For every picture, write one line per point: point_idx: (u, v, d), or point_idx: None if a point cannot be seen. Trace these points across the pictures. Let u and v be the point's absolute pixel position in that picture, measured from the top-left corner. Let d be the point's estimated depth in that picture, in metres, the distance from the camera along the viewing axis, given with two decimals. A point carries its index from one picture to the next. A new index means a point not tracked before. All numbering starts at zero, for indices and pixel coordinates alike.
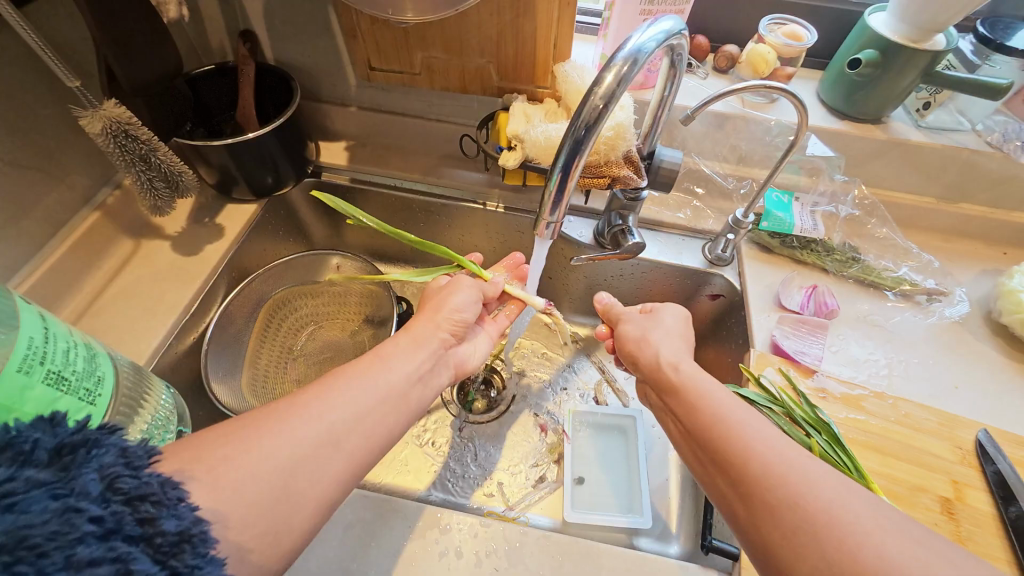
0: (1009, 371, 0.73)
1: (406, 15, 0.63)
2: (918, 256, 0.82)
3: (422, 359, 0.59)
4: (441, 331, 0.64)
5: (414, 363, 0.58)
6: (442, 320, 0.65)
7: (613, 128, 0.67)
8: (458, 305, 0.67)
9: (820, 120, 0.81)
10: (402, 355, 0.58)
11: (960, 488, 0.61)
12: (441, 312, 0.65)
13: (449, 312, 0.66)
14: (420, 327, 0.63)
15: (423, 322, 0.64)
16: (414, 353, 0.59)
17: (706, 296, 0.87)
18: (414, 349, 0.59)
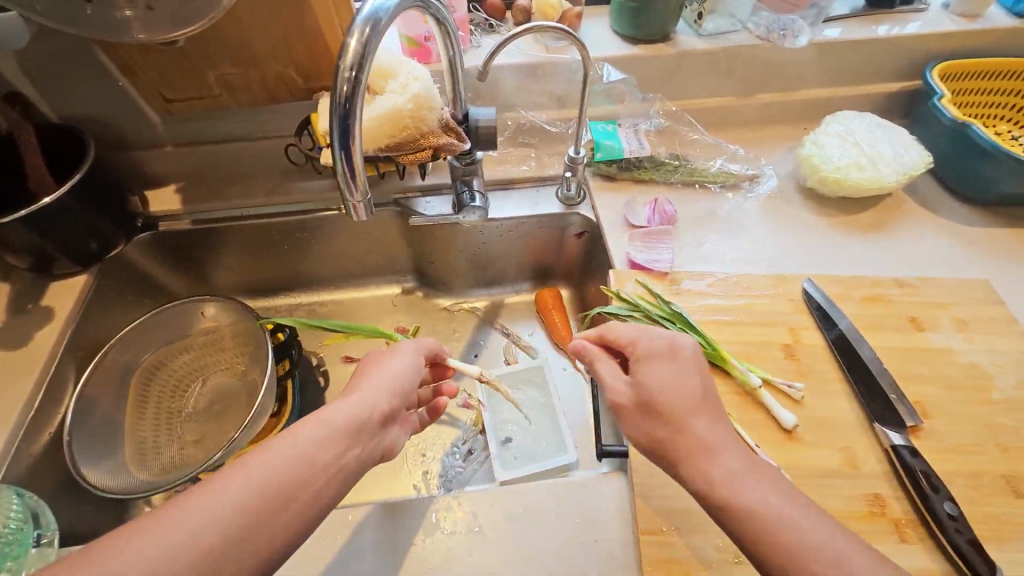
0: (821, 227, 0.85)
1: (135, 34, 0.58)
2: (725, 149, 0.92)
3: (348, 430, 0.51)
4: (374, 403, 0.54)
5: (332, 450, 0.49)
6: (379, 387, 0.56)
7: (411, 100, 0.65)
8: (393, 379, 0.57)
9: (616, 49, 0.87)
10: (318, 424, 0.50)
11: (797, 332, 0.70)
12: (377, 381, 0.57)
13: (382, 375, 0.57)
14: (345, 392, 0.55)
15: (363, 388, 0.55)
16: (347, 419, 0.51)
17: (572, 236, 0.94)
18: (351, 416, 0.52)
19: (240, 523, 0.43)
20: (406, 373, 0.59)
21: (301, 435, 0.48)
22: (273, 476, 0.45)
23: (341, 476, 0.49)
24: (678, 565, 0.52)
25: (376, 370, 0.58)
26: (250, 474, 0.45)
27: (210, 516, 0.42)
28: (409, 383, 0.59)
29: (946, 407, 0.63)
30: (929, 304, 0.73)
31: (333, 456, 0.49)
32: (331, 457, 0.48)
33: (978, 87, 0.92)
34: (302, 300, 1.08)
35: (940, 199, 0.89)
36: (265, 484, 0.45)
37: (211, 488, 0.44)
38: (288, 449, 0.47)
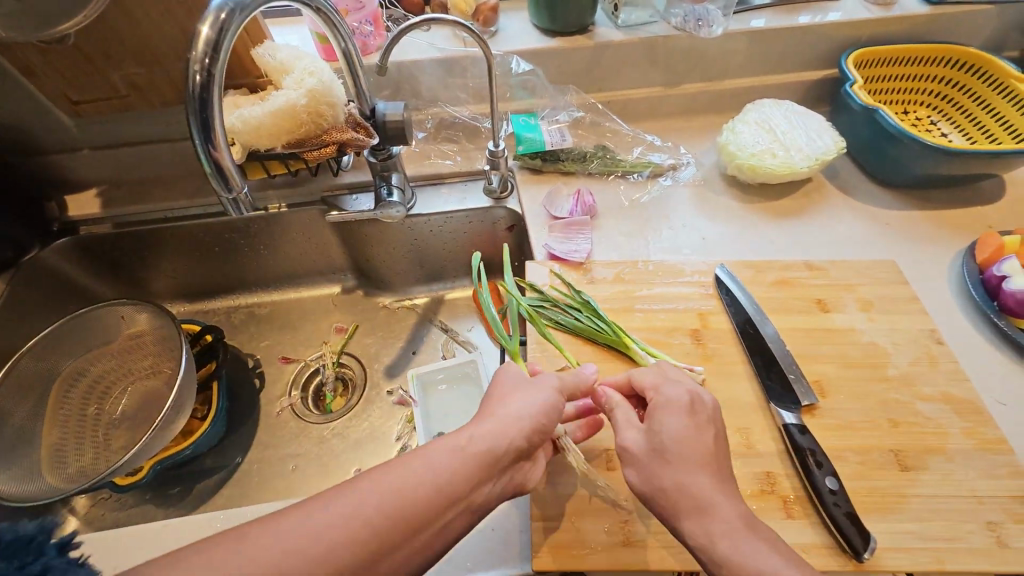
0: (741, 214, 0.86)
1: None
2: (641, 139, 0.93)
3: (479, 466, 0.47)
4: (505, 440, 0.49)
5: (464, 484, 0.46)
6: (510, 418, 0.51)
7: (307, 95, 0.65)
8: (526, 403, 0.53)
9: (534, 42, 0.87)
10: (451, 452, 0.47)
11: (705, 317, 0.71)
12: (516, 402, 0.53)
13: (521, 396, 0.53)
14: (485, 416, 0.52)
15: (492, 416, 0.51)
16: (485, 453, 0.47)
17: (502, 229, 0.93)
18: (486, 450, 0.48)
19: (377, 538, 0.40)
20: (542, 404, 0.53)
21: (432, 459, 0.45)
22: (415, 495, 0.43)
23: (464, 513, 0.46)
24: (569, 550, 0.53)
25: (521, 394, 0.54)
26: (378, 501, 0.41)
27: (332, 527, 0.39)
28: (544, 419, 0.53)
29: (844, 385, 0.64)
30: (836, 286, 0.74)
31: (468, 489, 0.46)
32: (465, 490, 0.46)
33: (889, 73, 0.95)
34: (239, 303, 1.07)
35: (858, 183, 0.91)
36: (400, 500, 0.42)
37: (352, 492, 0.42)
38: (427, 466, 0.45)
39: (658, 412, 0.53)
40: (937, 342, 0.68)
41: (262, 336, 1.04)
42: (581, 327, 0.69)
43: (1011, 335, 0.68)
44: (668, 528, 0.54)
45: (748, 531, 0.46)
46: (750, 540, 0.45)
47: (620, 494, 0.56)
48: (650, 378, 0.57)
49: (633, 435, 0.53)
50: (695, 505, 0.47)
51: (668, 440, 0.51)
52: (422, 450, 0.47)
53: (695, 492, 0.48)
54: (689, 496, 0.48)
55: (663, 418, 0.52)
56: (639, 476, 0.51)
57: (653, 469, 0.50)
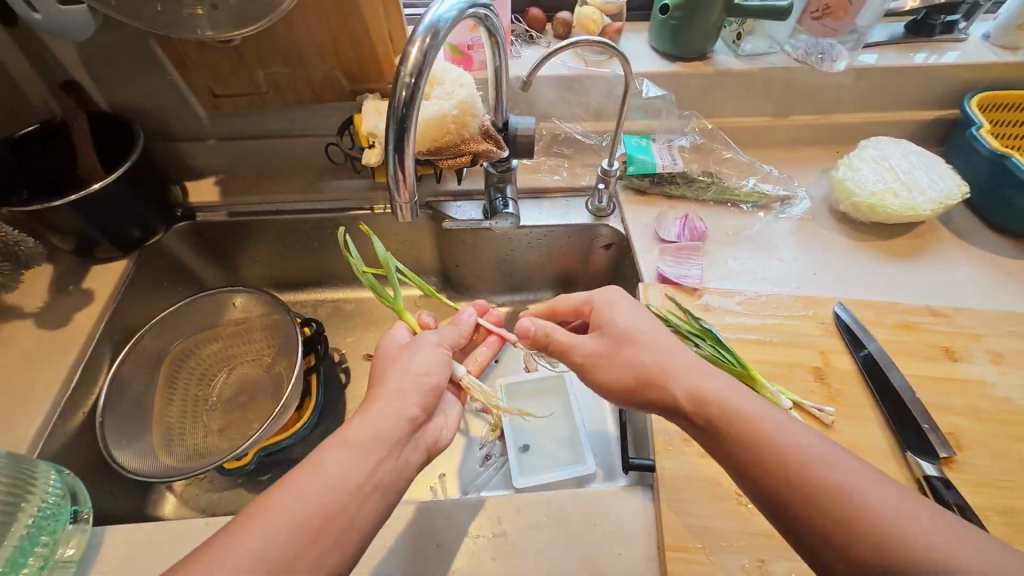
0: (852, 251, 0.85)
1: (198, 32, 0.61)
2: (758, 169, 0.92)
3: (388, 435, 0.50)
4: (411, 402, 0.54)
5: (371, 458, 0.48)
6: (404, 387, 0.54)
7: (456, 107, 0.66)
8: (423, 368, 0.57)
9: (655, 66, 0.88)
10: (366, 420, 0.50)
11: (827, 355, 0.70)
12: (407, 370, 0.56)
13: (404, 367, 0.56)
14: (386, 376, 0.56)
15: (391, 383, 0.54)
16: (389, 418, 0.51)
17: (600, 248, 0.94)
18: (393, 416, 0.51)
19: (286, 546, 0.41)
20: (434, 366, 0.58)
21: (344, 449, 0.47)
22: (323, 494, 0.44)
23: (383, 487, 0.48)
24: None
25: (414, 357, 0.57)
26: (285, 509, 0.42)
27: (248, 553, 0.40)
28: (436, 377, 0.57)
29: (980, 440, 0.62)
30: (963, 334, 0.72)
31: (379, 466, 0.48)
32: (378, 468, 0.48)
33: (1015, 118, 0.92)
34: (327, 297, 1.10)
35: (974, 229, 0.88)
36: (304, 509, 0.43)
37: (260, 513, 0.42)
38: (329, 467, 0.46)
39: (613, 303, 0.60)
40: None
41: (348, 332, 1.06)
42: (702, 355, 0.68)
43: None
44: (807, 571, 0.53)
45: (799, 429, 0.45)
46: (814, 438, 0.45)
47: (753, 530, 0.55)
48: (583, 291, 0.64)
49: (590, 341, 0.58)
50: (765, 431, 0.45)
51: (622, 336, 0.56)
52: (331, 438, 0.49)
53: (761, 415, 0.46)
54: (735, 413, 0.47)
55: (612, 330, 0.57)
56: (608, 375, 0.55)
57: (619, 369, 0.55)
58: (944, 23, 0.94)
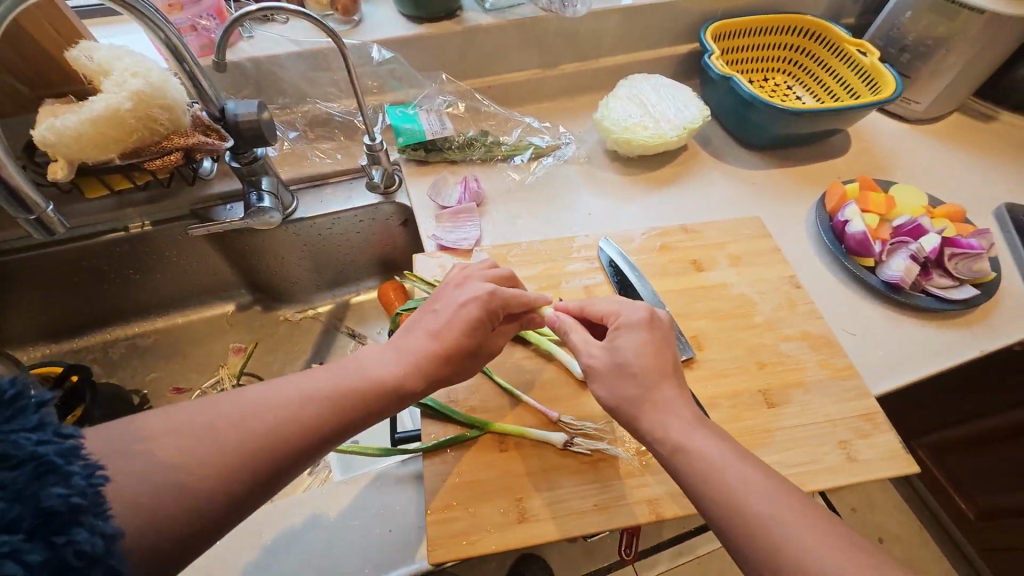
0: (623, 187, 0.90)
1: None
2: (519, 121, 0.94)
3: (358, 392, 0.49)
4: (423, 345, 0.54)
5: (331, 384, 0.49)
6: (427, 326, 0.55)
7: (132, 98, 0.59)
8: (454, 305, 0.56)
9: (401, 30, 0.85)
10: (392, 353, 0.53)
11: (591, 290, 0.73)
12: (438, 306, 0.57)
13: (452, 296, 0.58)
14: (443, 296, 0.58)
15: (414, 321, 0.57)
16: (376, 371, 0.51)
17: (396, 225, 0.92)
18: (381, 369, 0.51)
19: (218, 447, 0.42)
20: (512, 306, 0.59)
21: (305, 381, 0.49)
22: (273, 414, 0.45)
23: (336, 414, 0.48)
24: (463, 536, 0.52)
25: (450, 296, 0.58)
26: (220, 415, 0.43)
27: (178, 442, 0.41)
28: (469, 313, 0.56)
29: (716, 337, 0.69)
30: (709, 246, 0.79)
31: (327, 421, 0.47)
32: (329, 420, 0.47)
33: (745, 44, 1.01)
34: (117, 336, 0.98)
35: (728, 149, 0.97)
36: (255, 415, 0.44)
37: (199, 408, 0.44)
38: (294, 388, 0.47)
39: (621, 334, 0.56)
40: (796, 287, 0.74)
41: (148, 369, 0.97)
42: None
43: (857, 273, 0.75)
44: (560, 498, 0.55)
45: (750, 475, 0.46)
46: (765, 482, 0.45)
47: (512, 472, 0.57)
48: (614, 306, 0.60)
49: (597, 353, 0.56)
50: (699, 474, 0.47)
51: (625, 360, 0.54)
52: (364, 349, 0.54)
53: (710, 461, 0.47)
54: (688, 459, 0.48)
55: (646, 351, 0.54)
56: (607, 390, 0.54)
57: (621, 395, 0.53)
58: None
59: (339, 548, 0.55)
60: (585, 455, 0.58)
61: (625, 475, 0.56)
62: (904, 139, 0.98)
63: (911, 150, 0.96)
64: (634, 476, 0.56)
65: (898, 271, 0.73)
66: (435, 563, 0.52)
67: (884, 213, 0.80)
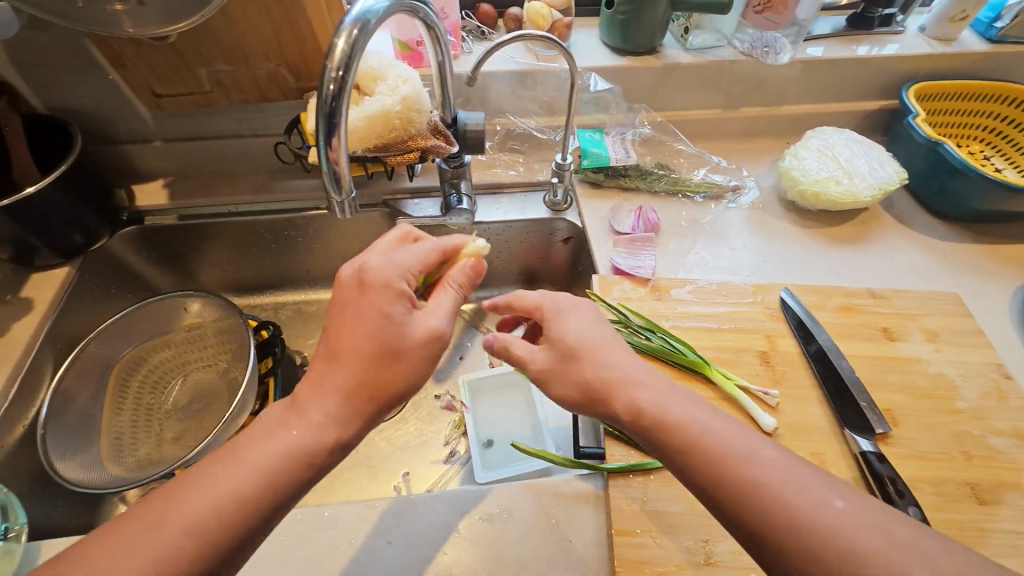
0: (798, 239, 0.88)
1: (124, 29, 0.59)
2: (708, 160, 0.95)
3: (289, 466, 0.44)
4: (364, 373, 0.46)
5: (276, 452, 0.44)
6: (364, 322, 0.47)
7: (401, 103, 0.66)
8: (386, 307, 0.48)
9: (605, 60, 0.89)
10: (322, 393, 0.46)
11: (773, 339, 0.72)
12: (372, 300, 0.48)
13: (388, 293, 0.49)
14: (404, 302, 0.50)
15: (347, 312, 0.48)
16: (302, 439, 0.44)
17: (559, 242, 0.95)
18: (311, 432, 0.45)
19: (201, 541, 0.40)
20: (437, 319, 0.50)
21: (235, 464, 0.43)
22: (228, 509, 0.41)
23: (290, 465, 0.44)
24: (650, 565, 0.53)
25: (375, 296, 0.48)
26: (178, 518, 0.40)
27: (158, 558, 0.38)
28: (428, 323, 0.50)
29: (914, 414, 0.65)
30: (900, 315, 0.75)
31: (268, 503, 0.43)
32: (273, 500, 0.43)
33: (946, 109, 0.97)
34: (284, 300, 1.07)
35: (914, 214, 0.92)
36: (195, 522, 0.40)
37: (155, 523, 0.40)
38: (217, 491, 0.42)
39: (555, 319, 0.54)
40: (1005, 377, 0.68)
41: (310, 334, 1.05)
42: (653, 347, 0.68)
43: None
44: (748, 549, 0.54)
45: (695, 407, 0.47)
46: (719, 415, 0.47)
47: (698, 511, 0.56)
48: (531, 298, 0.56)
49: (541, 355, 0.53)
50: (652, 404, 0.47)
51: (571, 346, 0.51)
52: (304, 397, 0.46)
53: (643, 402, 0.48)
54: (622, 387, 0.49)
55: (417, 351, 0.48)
56: (649, 397, 0.48)
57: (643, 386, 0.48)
58: (882, 16, 0.98)
59: (529, 551, 0.55)
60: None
61: None
62: None
63: None
64: None
65: None
66: None
67: None
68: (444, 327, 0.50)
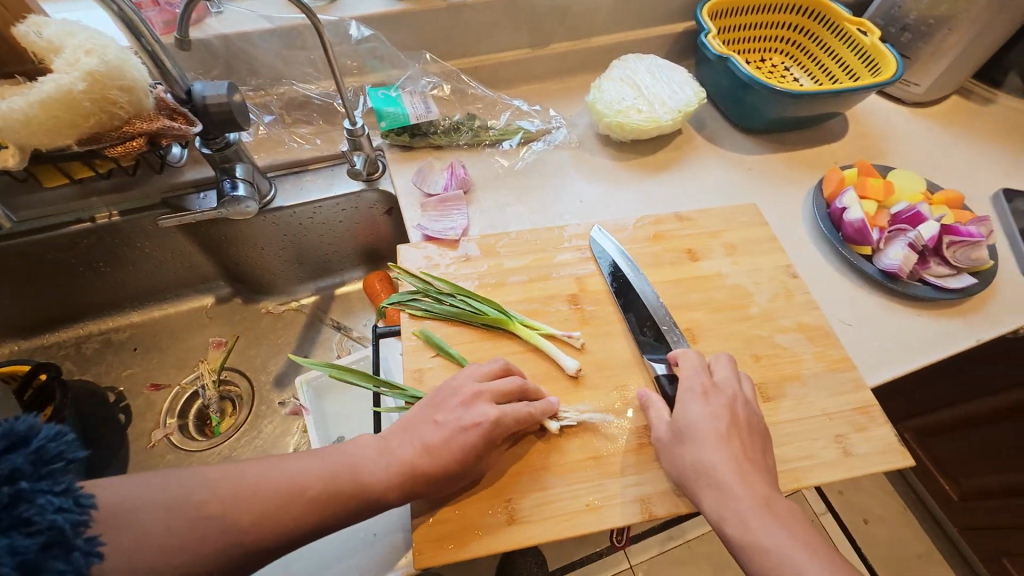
0: (617, 172, 0.86)
1: None
2: (508, 104, 0.90)
3: (345, 488, 0.49)
4: (370, 470, 0.50)
5: (254, 488, 0.47)
6: (419, 443, 0.51)
7: (86, 79, 0.55)
8: (477, 396, 0.54)
9: (382, 7, 0.80)
10: (381, 452, 0.52)
11: (583, 281, 0.70)
12: (444, 434, 0.52)
13: (437, 425, 0.53)
14: (446, 404, 0.54)
15: (452, 413, 0.53)
16: (360, 469, 0.50)
17: (382, 212, 0.89)
18: (373, 468, 0.50)
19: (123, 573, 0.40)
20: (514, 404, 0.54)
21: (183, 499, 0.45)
22: (269, 490, 0.47)
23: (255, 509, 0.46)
24: (448, 539, 0.52)
25: (438, 433, 0.52)
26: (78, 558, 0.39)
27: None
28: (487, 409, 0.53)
29: (711, 329, 0.67)
30: (703, 234, 0.76)
31: (231, 546, 0.44)
32: (238, 544, 0.45)
33: (743, 22, 0.98)
34: (91, 331, 0.94)
35: (724, 132, 0.94)
36: (238, 493, 0.46)
37: None
38: (297, 471, 0.49)
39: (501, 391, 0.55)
40: (792, 277, 0.72)
41: (126, 364, 0.93)
42: (456, 310, 0.66)
43: (853, 262, 0.73)
44: (550, 498, 0.54)
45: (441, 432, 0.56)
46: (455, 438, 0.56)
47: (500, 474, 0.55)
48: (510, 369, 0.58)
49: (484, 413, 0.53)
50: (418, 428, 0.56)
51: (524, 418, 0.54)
52: (358, 438, 0.54)
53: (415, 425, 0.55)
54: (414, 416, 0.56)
55: (454, 454, 0.50)
56: (670, 461, 0.54)
57: (705, 418, 0.53)
58: None
59: None
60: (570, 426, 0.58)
61: (619, 473, 0.56)
62: (903, 124, 0.95)
63: (909, 135, 0.94)
64: (624, 475, 0.55)
65: (896, 260, 0.71)
66: (420, 566, 0.51)
67: (883, 198, 0.78)
68: (482, 428, 0.52)
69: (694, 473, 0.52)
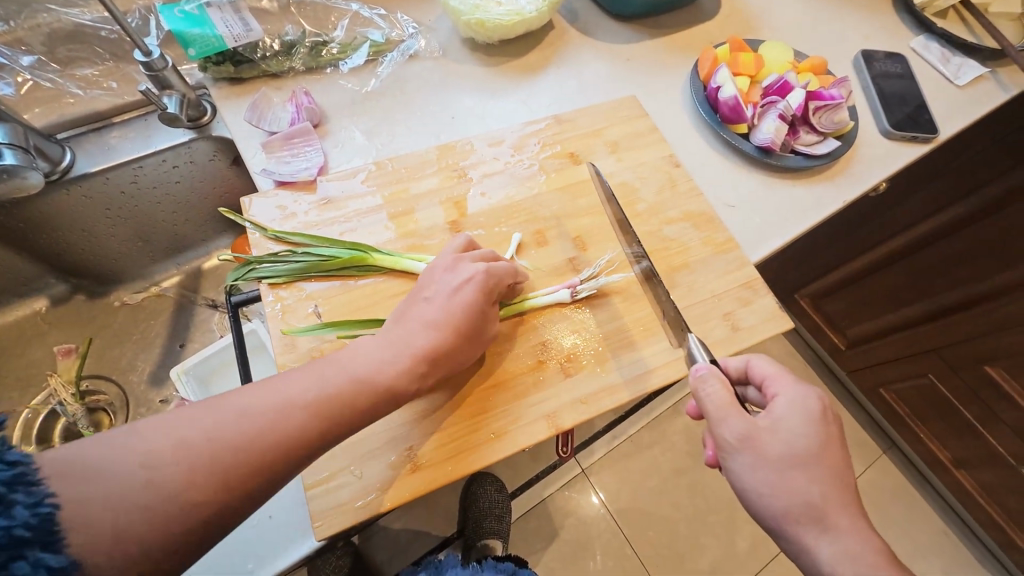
0: (487, 78, 0.78)
1: None
2: (344, 10, 0.77)
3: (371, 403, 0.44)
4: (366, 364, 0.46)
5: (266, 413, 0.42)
6: (416, 324, 0.49)
7: None
8: (446, 272, 0.52)
9: None
10: (384, 347, 0.47)
11: (462, 205, 0.64)
12: (431, 305, 0.50)
13: (427, 299, 0.51)
14: (430, 281, 0.52)
15: (433, 288, 0.51)
16: (372, 371, 0.46)
17: (227, 163, 0.75)
18: (378, 368, 0.46)
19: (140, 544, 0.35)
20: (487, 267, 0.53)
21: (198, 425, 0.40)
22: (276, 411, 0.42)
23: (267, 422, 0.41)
24: (350, 503, 0.49)
25: (427, 306, 0.50)
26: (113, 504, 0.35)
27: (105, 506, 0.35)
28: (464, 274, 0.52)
29: (600, 233, 0.65)
30: (585, 134, 0.71)
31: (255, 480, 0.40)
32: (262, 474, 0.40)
33: None
34: None
35: (598, 22, 0.87)
36: (244, 432, 0.40)
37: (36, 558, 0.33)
38: (302, 405, 0.42)
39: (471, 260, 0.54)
40: (675, 166, 0.70)
41: None
42: (329, 265, 0.58)
43: (732, 143, 0.73)
44: (449, 440, 0.52)
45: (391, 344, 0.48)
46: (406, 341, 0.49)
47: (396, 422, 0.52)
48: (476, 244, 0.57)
49: (464, 271, 0.52)
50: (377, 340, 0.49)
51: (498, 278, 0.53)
52: (356, 343, 0.48)
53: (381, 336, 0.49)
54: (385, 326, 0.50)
55: (459, 319, 0.49)
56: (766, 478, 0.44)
57: (800, 419, 0.45)
58: None
59: None
60: (567, 305, 0.60)
61: (519, 398, 0.54)
62: None
63: (776, 4, 0.92)
64: (528, 400, 0.54)
65: (769, 134, 0.71)
66: (325, 535, 0.48)
67: (754, 74, 0.77)
68: (468, 284, 0.51)
69: (806, 504, 0.43)
